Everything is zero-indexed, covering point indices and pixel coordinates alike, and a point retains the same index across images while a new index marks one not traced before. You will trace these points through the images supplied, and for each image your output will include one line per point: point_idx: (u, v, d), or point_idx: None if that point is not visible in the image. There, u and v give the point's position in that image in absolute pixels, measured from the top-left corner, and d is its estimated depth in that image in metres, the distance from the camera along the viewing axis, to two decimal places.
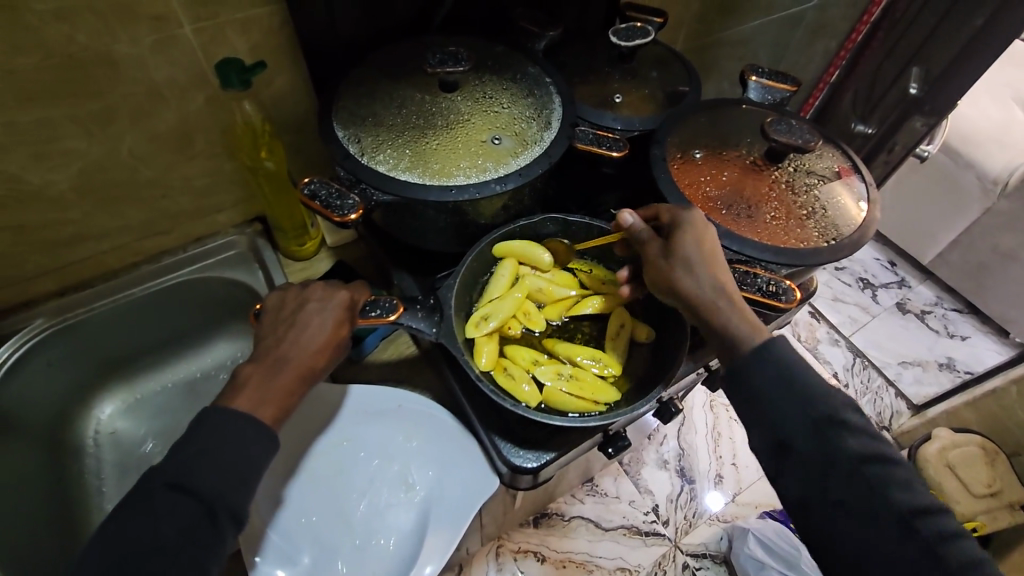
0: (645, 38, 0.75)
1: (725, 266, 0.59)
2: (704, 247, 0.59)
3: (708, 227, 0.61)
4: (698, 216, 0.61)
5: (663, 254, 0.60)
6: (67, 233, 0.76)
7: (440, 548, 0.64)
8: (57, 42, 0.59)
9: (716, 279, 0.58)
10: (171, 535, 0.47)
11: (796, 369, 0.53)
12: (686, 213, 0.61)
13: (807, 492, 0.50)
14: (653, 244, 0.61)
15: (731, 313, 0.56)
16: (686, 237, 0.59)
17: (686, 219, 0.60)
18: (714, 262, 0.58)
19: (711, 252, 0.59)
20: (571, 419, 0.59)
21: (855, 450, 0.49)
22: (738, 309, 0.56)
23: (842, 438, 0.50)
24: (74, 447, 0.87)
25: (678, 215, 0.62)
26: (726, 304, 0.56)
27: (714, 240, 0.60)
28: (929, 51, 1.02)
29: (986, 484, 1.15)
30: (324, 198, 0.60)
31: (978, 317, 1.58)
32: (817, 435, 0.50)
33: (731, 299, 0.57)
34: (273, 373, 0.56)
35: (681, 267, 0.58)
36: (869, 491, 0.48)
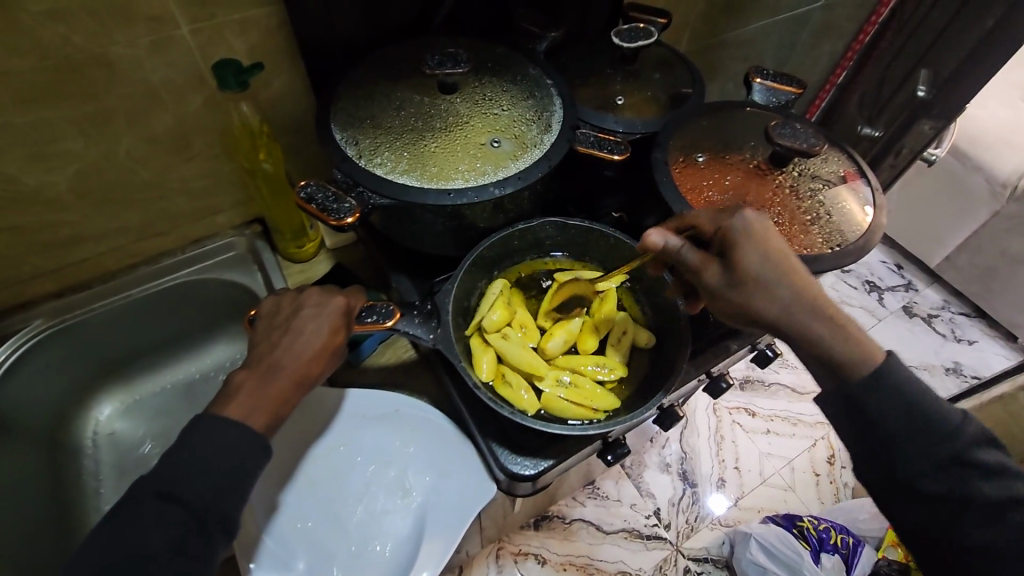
0: (648, 39, 0.74)
1: (804, 278, 0.53)
2: (771, 262, 0.53)
3: (767, 232, 0.54)
4: (750, 224, 0.54)
5: (726, 280, 0.54)
6: (65, 234, 0.76)
7: (436, 555, 0.64)
8: (52, 43, 0.58)
9: (802, 298, 0.52)
10: (160, 545, 0.46)
11: (914, 392, 0.50)
12: (736, 222, 0.55)
13: (938, 532, 0.50)
14: (710, 268, 0.55)
15: (835, 336, 0.51)
16: (747, 256, 0.53)
17: (739, 232, 0.54)
18: (792, 277, 0.53)
19: (784, 266, 0.53)
20: (570, 428, 0.58)
21: (992, 493, 0.48)
22: (837, 328, 0.51)
23: (974, 480, 0.48)
24: (72, 448, 0.87)
25: (728, 226, 0.55)
26: (823, 327, 0.52)
27: (779, 247, 0.54)
28: (938, 52, 1.00)
29: None
30: (320, 201, 0.60)
31: (986, 321, 1.56)
32: (948, 476, 0.49)
33: (825, 318, 0.52)
34: (267, 380, 0.55)
35: (755, 293, 0.53)
36: (1008, 535, 0.48)
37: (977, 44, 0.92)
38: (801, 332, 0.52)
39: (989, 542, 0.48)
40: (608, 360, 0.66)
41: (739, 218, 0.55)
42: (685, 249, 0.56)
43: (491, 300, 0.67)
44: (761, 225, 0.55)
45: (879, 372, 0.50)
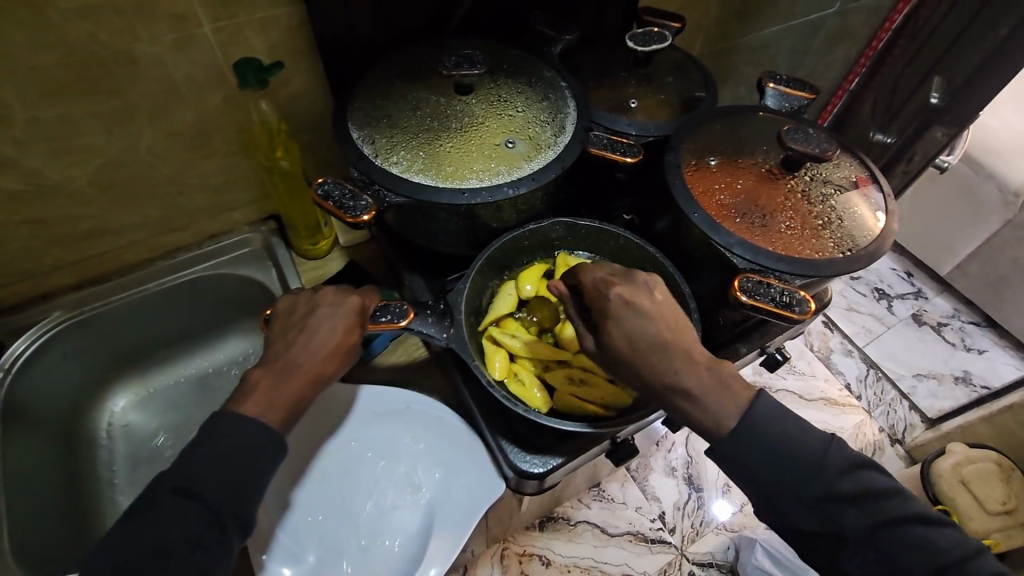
0: (661, 42, 0.74)
1: (675, 351, 0.54)
2: (638, 342, 0.53)
3: (635, 309, 0.54)
4: (619, 304, 0.54)
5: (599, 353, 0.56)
6: (84, 228, 0.77)
7: (445, 550, 0.64)
8: (78, 40, 0.59)
9: (664, 373, 0.53)
10: (179, 540, 0.48)
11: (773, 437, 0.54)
12: (607, 301, 0.55)
13: (829, 559, 0.54)
14: (587, 338, 0.57)
15: (697, 404, 0.53)
16: (616, 338, 0.54)
17: (611, 312, 0.54)
18: (655, 358, 0.53)
19: (648, 345, 0.53)
20: (582, 425, 0.59)
21: (858, 524, 0.52)
22: (696, 399, 0.53)
23: (843, 513, 0.52)
24: (88, 439, 0.88)
25: (601, 302, 0.55)
26: (686, 397, 0.53)
27: (647, 323, 0.54)
28: (953, 59, 1.00)
29: (1001, 501, 1.09)
30: (337, 198, 0.61)
31: (996, 330, 1.54)
32: (817, 515, 0.53)
33: (690, 386, 0.53)
34: (283, 377, 0.56)
35: (623, 370, 0.54)
36: (883, 559, 0.51)
37: (993, 51, 0.92)
38: (664, 400, 0.54)
39: (867, 566, 0.52)
40: None
41: (610, 296, 0.55)
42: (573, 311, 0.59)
43: (505, 299, 0.69)
44: (631, 302, 0.54)
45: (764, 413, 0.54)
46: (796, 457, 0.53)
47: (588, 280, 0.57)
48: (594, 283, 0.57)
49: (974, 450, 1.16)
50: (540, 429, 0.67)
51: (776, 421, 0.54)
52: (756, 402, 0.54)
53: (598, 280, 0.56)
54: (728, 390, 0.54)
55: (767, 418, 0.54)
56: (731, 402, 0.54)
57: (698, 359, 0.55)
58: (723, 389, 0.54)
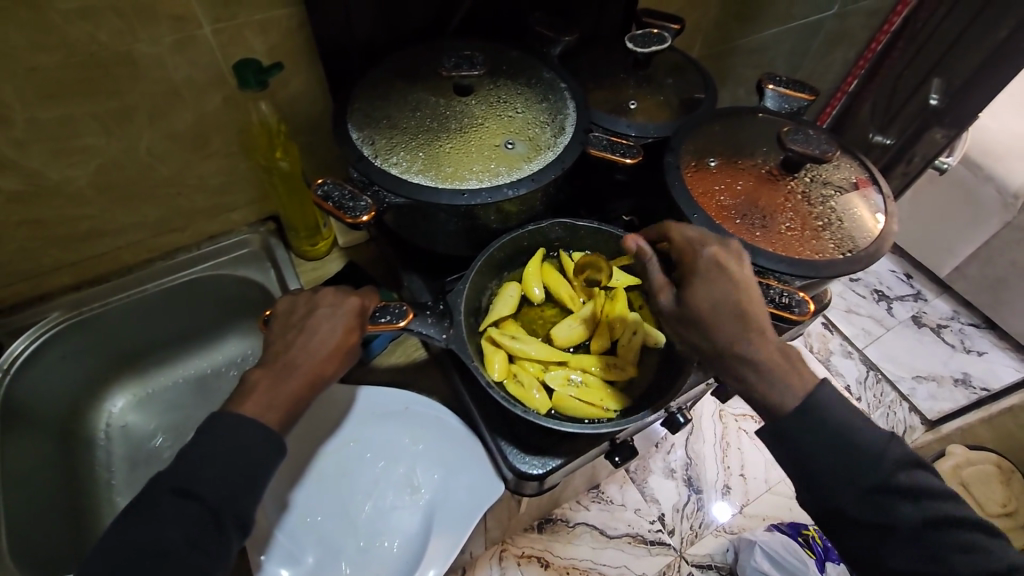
0: (661, 44, 0.74)
1: (757, 316, 0.55)
2: (719, 302, 0.55)
3: (727, 270, 0.56)
4: (712, 260, 0.57)
5: (675, 308, 0.57)
6: (82, 228, 0.77)
7: (443, 551, 0.64)
8: (77, 41, 0.59)
9: (742, 336, 0.54)
10: (178, 540, 0.48)
11: (835, 422, 0.52)
12: (699, 259, 0.57)
13: (868, 555, 0.52)
14: (665, 292, 0.59)
15: (762, 376, 0.53)
16: (700, 293, 0.56)
17: (700, 269, 0.57)
18: (739, 319, 0.54)
19: (733, 306, 0.55)
20: (582, 426, 0.59)
21: (913, 519, 0.50)
22: (763, 371, 0.53)
23: (898, 507, 0.50)
24: (86, 440, 0.88)
25: (693, 259, 0.58)
26: (753, 367, 0.54)
27: (736, 285, 0.56)
28: (951, 61, 1.00)
29: (1001, 503, 1.11)
30: (336, 199, 0.61)
31: (995, 332, 1.55)
32: (871, 505, 0.51)
33: (759, 357, 0.53)
34: (282, 378, 0.56)
35: (696, 329, 0.56)
36: (931, 557, 0.49)
37: (993, 52, 0.92)
38: (732, 367, 0.55)
39: (911, 564, 0.50)
40: (619, 359, 0.67)
41: (703, 253, 0.57)
42: (651, 265, 0.60)
43: (507, 299, 0.68)
44: (722, 262, 0.57)
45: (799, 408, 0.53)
46: (858, 446, 0.52)
47: (681, 241, 0.60)
48: (686, 242, 0.60)
49: (973, 451, 1.17)
50: (539, 430, 0.67)
51: (840, 407, 0.53)
52: (819, 390, 0.53)
53: (692, 237, 0.59)
54: (797, 371, 0.54)
55: (769, 417, 0.54)
56: (797, 383, 0.53)
57: (771, 334, 0.55)
58: (792, 369, 0.54)
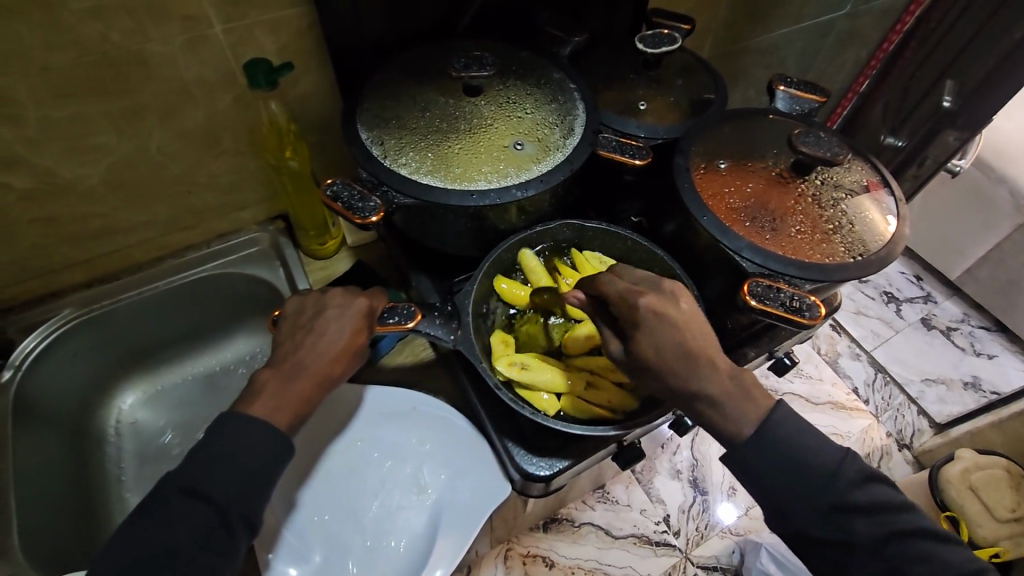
0: (673, 44, 0.74)
1: (706, 355, 0.54)
2: (664, 350, 0.54)
3: (663, 315, 0.54)
4: (647, 310, 0.55)
5: (625, 357, 0.57)
6: (95, 226, 0.78)
7: (451, 551, 0.64)
8: (91, 40, 0.60)
9: (692, 380, 0.53)
10: (186, 540, 0.48)
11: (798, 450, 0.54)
12: (636, 308, 0.55)
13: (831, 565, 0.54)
14: (613, 343, 0.58)
15: (718, 410, 0.54)
16: (642, 344, 0.54)
17: (638, 320, 0.55)
18: (689, 362, 0.53)
19: (680, 350, 0.53)
20: (588, 427, 0.59)
21: (868, 533, 0.51)
22: (716, 405, 0.53)
23: (854, 524, 0.52)
24: (97, 437, 0.88)
25: (629, 310, 0.56)
26: (708, 403, 0.53)
27: (678, 331, 0.54)
28: (963, 63, 0.99)
29: (1010, 509, 1.05)
30: (345, 200, 0.60)
31: (1006, 335, 1.53)
32: (830, 523, 0.52)
33: (712, 394, 0.53)
34: (291, 378, 0.56)
35: (651, 378, 0.54)
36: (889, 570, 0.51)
37: (1005, 55, 0.91)
38: (689, 404, 0.54)
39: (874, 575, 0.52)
40: None
41: (638, 304, 0.55)
42: (597, 318, 0.60)
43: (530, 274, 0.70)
44: (660, 310, 0.55)
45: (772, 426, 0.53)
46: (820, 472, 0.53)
47: (611, 290, 0.58)
48: (619, 293, 0.57)
49: (981, 456, 1.12)
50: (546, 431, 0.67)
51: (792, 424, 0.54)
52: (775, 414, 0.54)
53: (625, 289, 0.57)
54: (751, 401, 0.54)
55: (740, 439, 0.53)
56: (753, 410, 0.54)
57: (721, 364, 0.55)
58: (745, 399, 0.54)
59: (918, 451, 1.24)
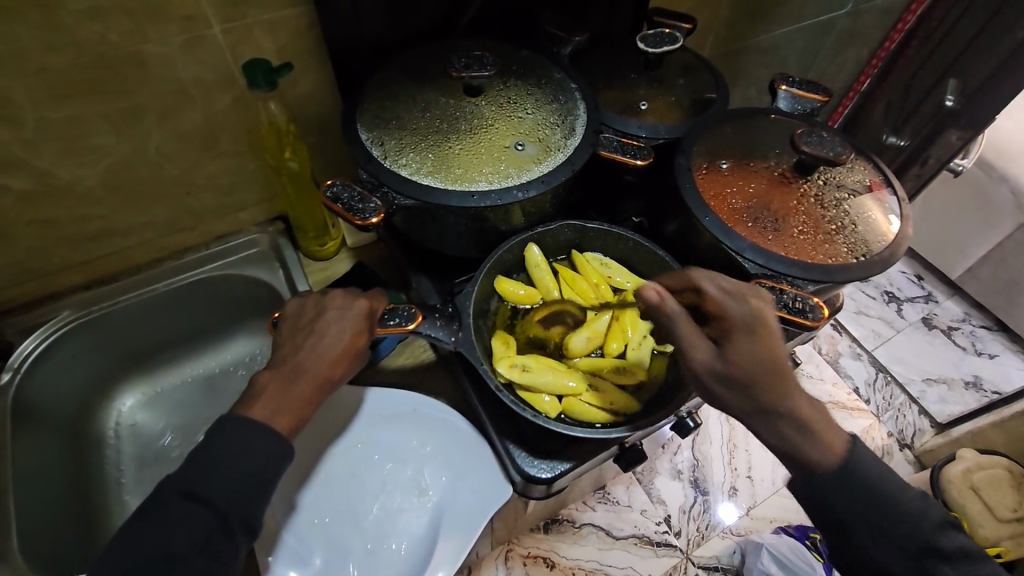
0: (674, 44, 0.73)
1: (793, 371, 0.55)
2: (762, 360, 0.54)
3: (766, 322, 0.55)
4: (752, 315, 0.55)
5: (713, 362, 0.55)
6: (94, 228, 0.77)
7: (452, 554, 0.64)
8: (89, 41, 0.59)
9: (782, 395, 0.54)
10: (186, 545, 0.48)
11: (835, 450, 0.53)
12: (740, 312, 0.56)
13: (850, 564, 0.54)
14: (700, 346, 0.56)
15: (802, 432, 0.54)
16: (743, 352, 0.54)
17: (739, 326, 0.55)
18: (780, 376, 0.54)
19: (777, 365, 0.54)
20: (591, 431, 0.59)
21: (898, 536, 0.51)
22: (804, 425, 0.53)
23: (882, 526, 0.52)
24: (96, 439, 0.88)
25: (730, 315, 0.56)
26: (793, 424, 0.54)
27: (775, 342, 0.55)
28: (965, 63, 0.98)
29: (1012, 509, 1.06)
30: (346, 201, 0.60)
31: (1007, 335, 1.53)
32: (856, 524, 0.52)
33: (799, 415, 0.54)
34: (291, 381, 0.56)
35: (740, 390, 0.54)
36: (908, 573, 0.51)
37: (1008, 55, 0.91)
38: (769, 419, 0.54)
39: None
40: (629, 362, 0.66)
41: (743, 307, 0.56)
42: (676, 318, 0.57)
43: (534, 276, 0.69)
44: (763, 318, 0.55)
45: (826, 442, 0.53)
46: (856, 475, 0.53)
47: (709, 292, 0.58)
48: (718, 295, 0.58)
49: (983, 455, 1.12)
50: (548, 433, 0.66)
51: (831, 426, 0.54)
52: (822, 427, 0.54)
53: (726, 290, 0.58)
54: (833, 430, 0.54)
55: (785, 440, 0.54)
56: (831, 439, 0.54)
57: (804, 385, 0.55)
58: (825, 424, 0.54)
59: (919, 451, 1.24)
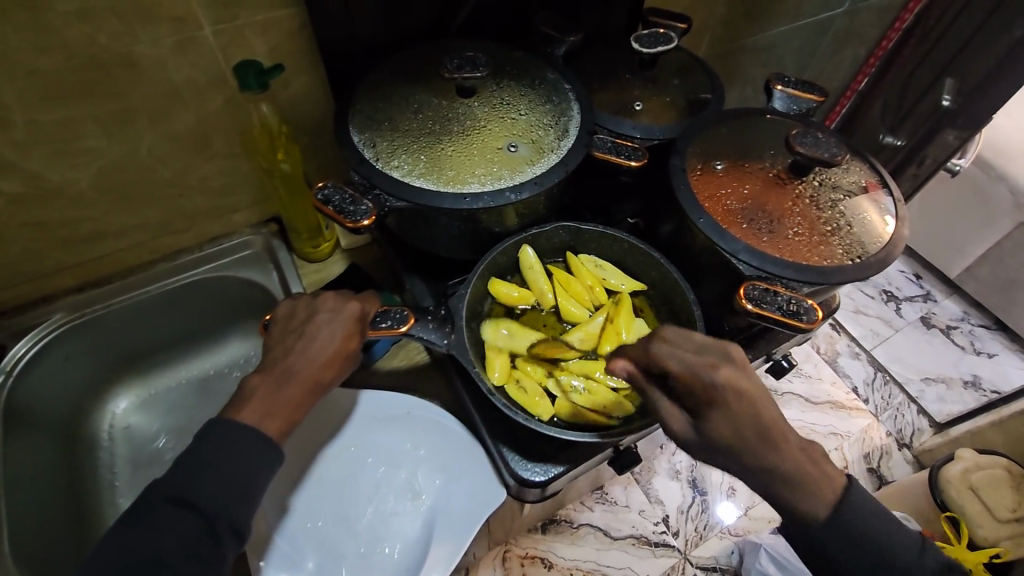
0: (668, 44, 0.73)
1: (779, 429, 0.54)
2: (744, 430, 0.52)
3: (740, 390, 0.52)
4: (724, 388, 0.52)
5: (693, 437, 0.53)
6: (86, 230, 0.77)
7: (445, 557, 0.63)
8: (78, 43, 0.59)
9: (768, 457, 0.53)
10: (174, 550, 0.47)
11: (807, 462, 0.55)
12: (710, 385, 0.52)
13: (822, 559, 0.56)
14: (677, 421, 0.54)
15: (791, 486, 0.54)
16: (718, 424, 0.52)
17: (718, 401, 0.52)
18: (766, 441, 0.53)
19: (760, 431, 0.52)
20: (584, 434, 0.59)
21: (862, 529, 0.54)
22: (792, 480, 0.54)
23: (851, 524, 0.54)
24: (90, 441, 0.88)
25: (705, 389, 0.52)
26: (784, 479, 0.54)
27: (759, 412, 0.53)
28: (963, 62, 0.98)
29: (1012, 509, 1.04)
30: (337, 203, 0.60)
31: (1006, 334, 1.53)
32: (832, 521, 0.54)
33: (787, 471, 0.53)
34: (282, 385, 0.55)
35: (725, 459, 0.53)
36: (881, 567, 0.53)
37: (1005, 53, 0.90)
38: (761, 481, 0.54)
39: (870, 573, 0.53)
40: (623, 365, 0.65)
41: (713, 379, 0.52)
42: (654, 397, 0.55)
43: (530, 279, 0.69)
44: (738, 388, 0.52)
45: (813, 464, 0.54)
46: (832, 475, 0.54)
47: (676, 367, 0.53)
48: (687, 369, 0.53)
49: (982, 456, 1.11)
50: (541, 435, 0.66)
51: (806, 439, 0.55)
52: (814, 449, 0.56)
53: (693, 364, 0.53)
54: (825, 477, 0.56)
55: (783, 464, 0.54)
56: (820, 481, 0.56)
57: (792, 436, 0.55)
58: (813, 467, 0.55)
59: (918, 451, 1.24)
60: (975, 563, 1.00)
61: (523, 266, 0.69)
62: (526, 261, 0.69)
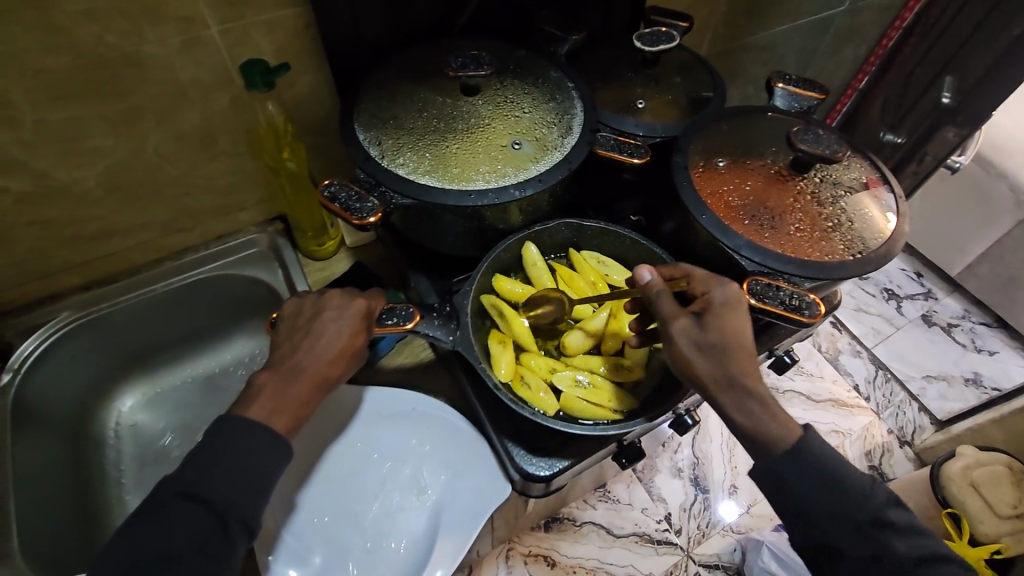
0: (670, 42, 0.74)
1: (752, 352, 0.56)
2: (734, 335, 0.55)
3: (743, 302, 0.58)
4: (733, 293, 0.57)
5: (689, 332, 0.56)
6: (92, 229, 0.78)
7: (450, 553, 0.64)
8: (86, 42, 0.60)
9: (743, 368, 0.55)
10: (184, 545, 0.48)
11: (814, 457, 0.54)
12: (720, 289, 0.58)
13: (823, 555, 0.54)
14: (680, 318, 0.57)
15: (765, 408, 0.55)
16: (717, 322, 0.56)
17: (721, 303, 0.57)
18: (745, 352, 0.55)
19: (744, 341, 0.56)
20: (590, 428, 0.59)
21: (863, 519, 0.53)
22: (769, 404, 0.55)
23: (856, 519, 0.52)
24: (96, 439, 0.88)
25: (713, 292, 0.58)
26: (758, 401, 0.55)
27: (746, 327, 0.57)
28: (963, 60, 0.98)
29: (1012, 505, 1.03)
30: (343, 201, 0.60)
31: (1007, 332, 1.53)
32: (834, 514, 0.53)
33: (762, 392, 0.55)
34: (290, 381, 0.56)
35: (711, 357, 0.55)
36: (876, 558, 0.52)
37: (1005, 51, 0.90)
38: (737, 398, 0.55)
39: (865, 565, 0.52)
40: (627, 360, 0.66)
41: (724, 286, 0.58)
42: (663, 295, 0.59)
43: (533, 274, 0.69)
44: (742, 299, 0.58)
45: (808, 460, 0.54)
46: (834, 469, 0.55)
47: (696, 273, 0.61)
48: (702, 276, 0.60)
49: (983, 452, 1.11)
50: (546, 431, 0.67)
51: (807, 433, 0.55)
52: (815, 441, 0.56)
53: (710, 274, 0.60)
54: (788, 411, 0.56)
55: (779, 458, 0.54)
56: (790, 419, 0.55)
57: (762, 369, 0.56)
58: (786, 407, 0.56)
59: (919, 449, 1.25)
60: (977, 560, 0.99)
61: (526, 261, 0.70)
62: (529, 257, 0.70)
